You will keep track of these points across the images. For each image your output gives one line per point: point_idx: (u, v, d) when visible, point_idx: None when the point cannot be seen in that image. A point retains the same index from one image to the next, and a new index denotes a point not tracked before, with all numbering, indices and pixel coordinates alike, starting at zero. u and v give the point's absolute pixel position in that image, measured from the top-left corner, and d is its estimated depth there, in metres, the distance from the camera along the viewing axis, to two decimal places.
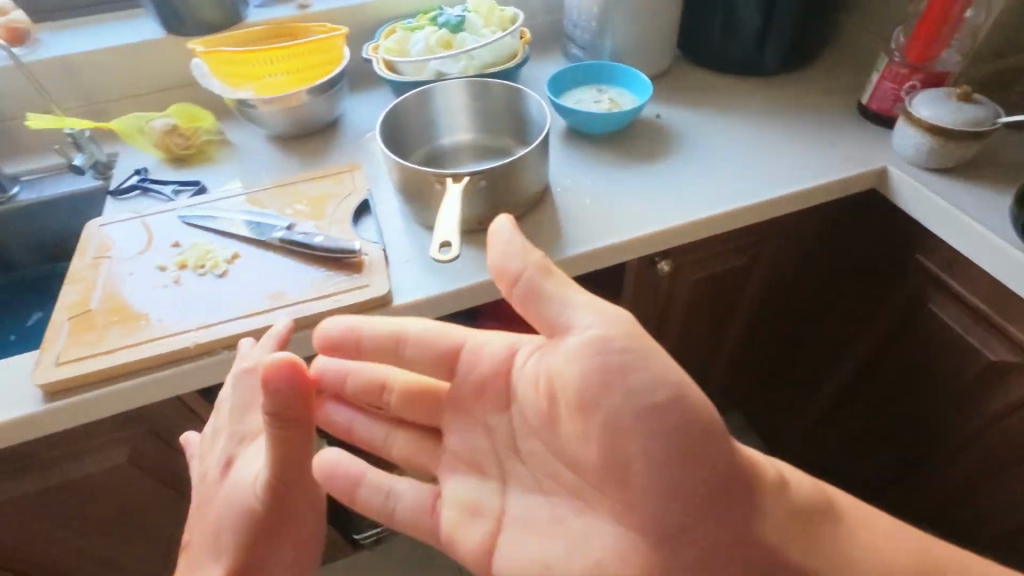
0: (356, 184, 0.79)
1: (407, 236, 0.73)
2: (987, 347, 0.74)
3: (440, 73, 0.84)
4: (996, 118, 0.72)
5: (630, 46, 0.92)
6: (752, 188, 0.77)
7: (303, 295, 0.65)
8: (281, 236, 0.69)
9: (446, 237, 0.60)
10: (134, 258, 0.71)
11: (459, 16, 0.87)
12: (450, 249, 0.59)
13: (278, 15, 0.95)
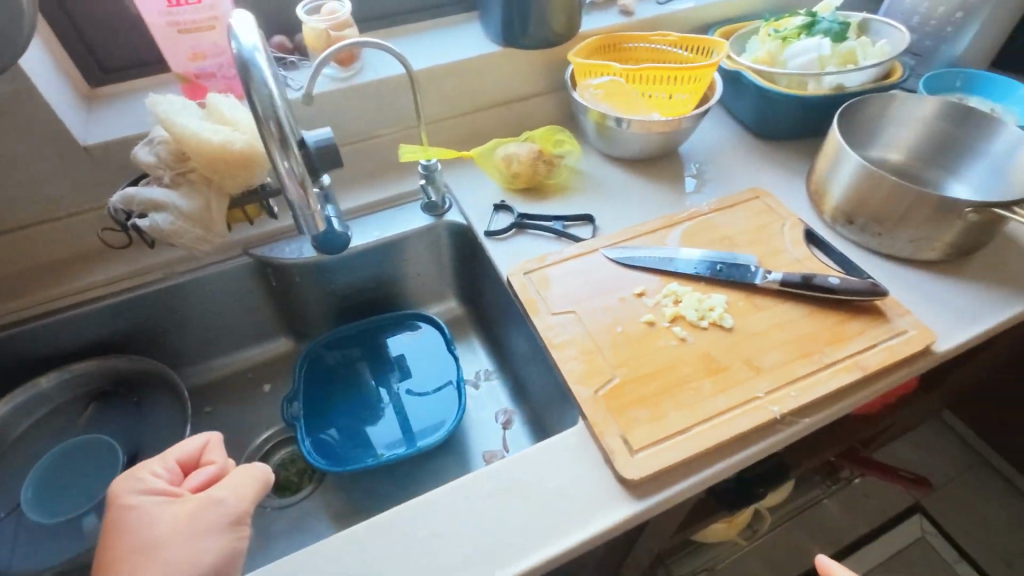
0: (782, 210, 0.72)
1: (880, 269, 0.67)
2: None
3: (839, 87, 0.77)
4: None
5: (976, 54, 0.88)
6: None
7: (849, 348, 0.57)
8: (781, 277, 0.61)
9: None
10: (600, 312, 0.61)
11: (839, 22, 0.79)
12: (161, 214, 0.56)
13: (602, 20, 0.85)
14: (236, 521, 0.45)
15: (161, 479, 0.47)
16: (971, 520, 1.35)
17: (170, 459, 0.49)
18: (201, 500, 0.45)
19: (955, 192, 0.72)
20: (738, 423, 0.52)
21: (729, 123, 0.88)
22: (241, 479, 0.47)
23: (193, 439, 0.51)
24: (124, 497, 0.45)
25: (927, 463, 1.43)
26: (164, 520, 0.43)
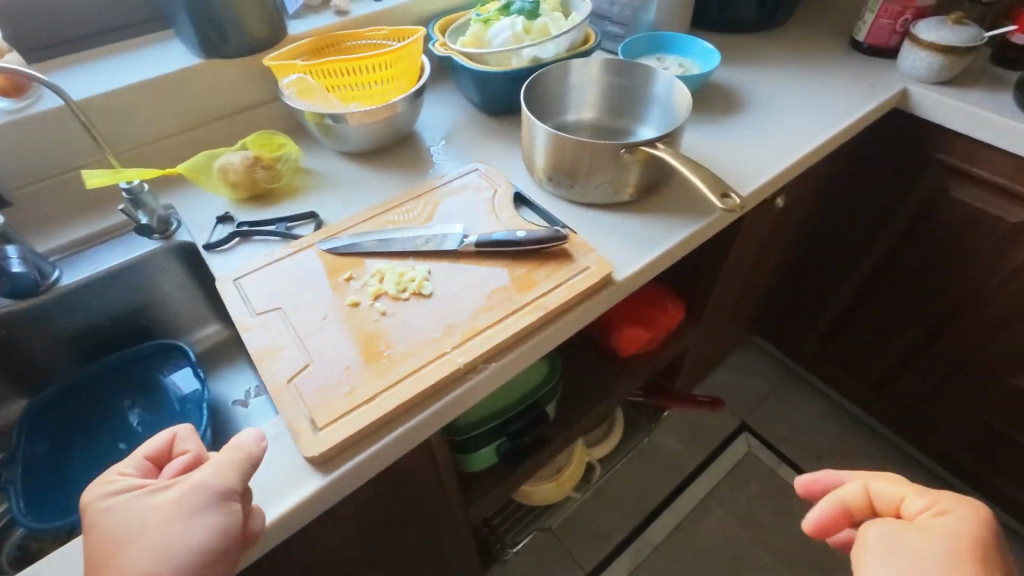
0: (495, 180, 0.77)
1: (578, 216, 0.73)
2: (1005, 214, 0.95)
3: (536, 59, 0.83)
4: (983, 35, 0.92)
5: (668, 17, 0.99)
6: (823, 122, 0.90)
7: (532, 292, 0.62)
8: (476, 238, 0.65)
9: (722, 190, 0.59)
10: (303, 303, 0.61)
11: (530, 0, 0.86)
12: None
13: (316, 22, 0.86)
14: (222, 497, 0.43)
15: (131, 477, 0.46)
16: (788, 427, 1.52)
17: (140, 454, 0.47)
18: (185, 484, 0.43)
19: (643, 135, 0.82)
20: (422, 382, 0.54)
21: (463, 107, 0.93)
22: (226, 459, 0.45)
23: (160, 434, 0.49)
24: (97, 502, 0.43)
25: (749, 385, 1.60)
26: (150, 509, 0.42)
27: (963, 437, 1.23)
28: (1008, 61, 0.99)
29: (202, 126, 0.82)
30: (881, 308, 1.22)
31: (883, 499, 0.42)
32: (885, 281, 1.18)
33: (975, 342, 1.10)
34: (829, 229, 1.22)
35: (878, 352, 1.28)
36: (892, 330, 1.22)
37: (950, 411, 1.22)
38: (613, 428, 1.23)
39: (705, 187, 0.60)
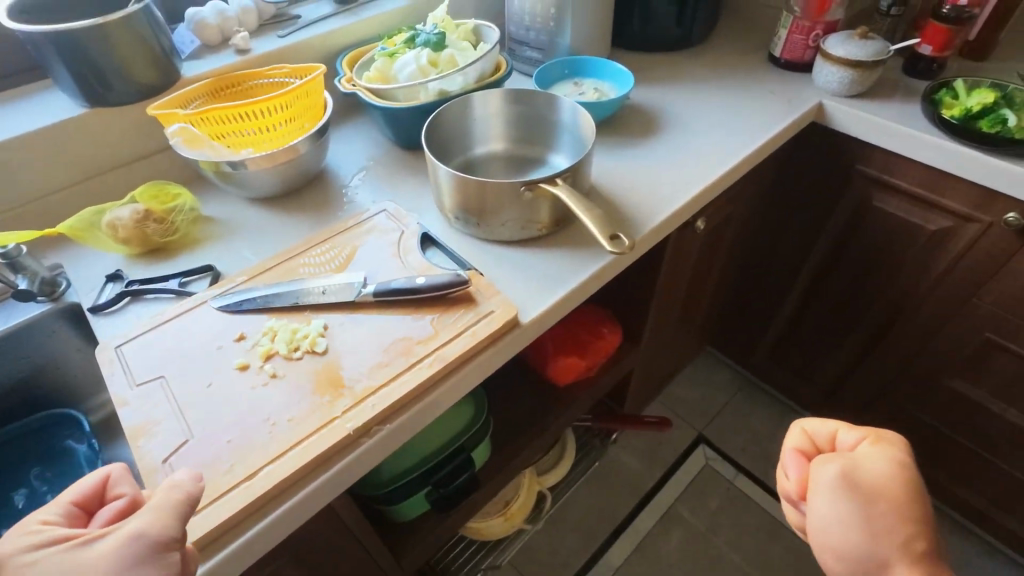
0: (402, 220, 0.74)
1: (487, 255, 0.71)
2: (924, 222, 0.96)
3: (443, 92, 0.81)
4: (889, 48, 0.93)
5: (584, 41, 0.99)
6: (741, 140, 0.90)
7: (433, 344, 0.59)
8: (374, 288, 0.63)
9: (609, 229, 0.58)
10: (188, 369, 0.58)
11: (436, 32, 0.84)
12: None
13: (215, 62, 0.83)
14: (162, 546, 0.41)
15: (57, 526, 0.44)
16: (745, 436, 1.52)
17: (69, 498, 0.46)
18: (120, 534, 0.41)
19: (557, 164, 0.80)
20: (303, 460, 0.51)
21: (379, 142, 0.91)
22: (160, 503, 0.43)
23: (93, 475, 0.47)
24: (15, 558, 0.41)
25: (704, 396, 1.60)
26: (76, 565, 0.40)
27: (910, 440, 1.24)
28: (918, 71, 1.00)
29: (95, 177, 0.78)
30: (820, 315, 1.22)
31: (845, 442, 0.53)
32: (820, 290, 1.19)
33: (912, 346, 1.10)
34: (764, 240, 1.23)
35: (823, 359, 1.29)
36: (834, 337, 1.23)
37: (897, 413, 1.22)
38: (564, 453, 1.20)
39: (592, 226, 0.58)
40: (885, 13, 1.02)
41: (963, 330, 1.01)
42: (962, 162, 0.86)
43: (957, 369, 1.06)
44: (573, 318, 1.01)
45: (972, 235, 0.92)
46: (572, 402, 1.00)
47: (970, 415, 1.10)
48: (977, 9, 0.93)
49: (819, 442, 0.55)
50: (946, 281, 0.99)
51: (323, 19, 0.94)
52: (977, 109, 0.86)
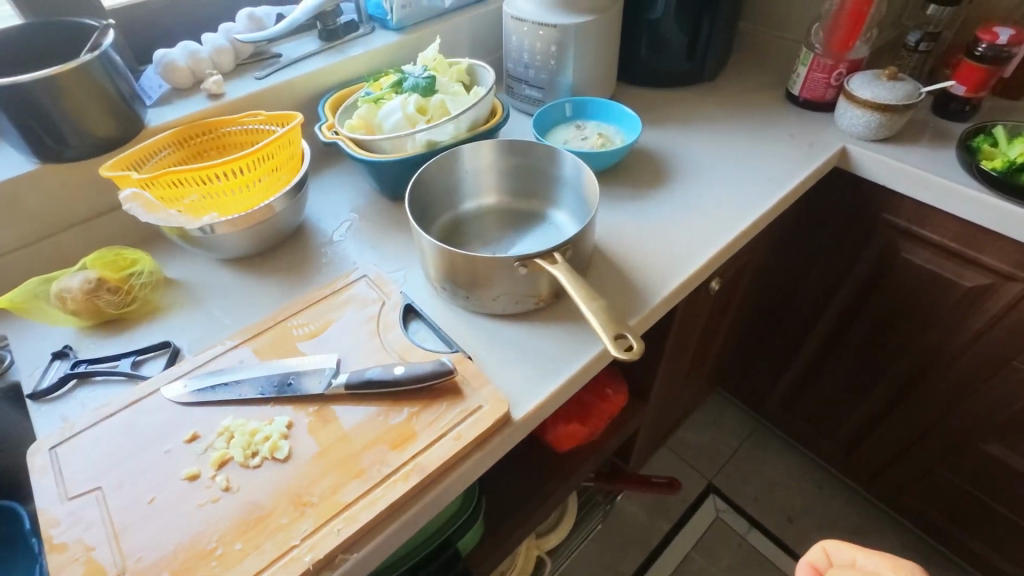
0: (383, 288, 0.67)
1: (476, 331, 0.63)
2: (959, 278, 0.88)
3: (432, 142, 0.74)
4: (920, 89, 0.86)
5: (587, 79, 0.92)
6: (759, 190, 0.83)
7: (411, 450, 0.51)
8: (345, 379, 0.55)
9: (615, 330, 0.49)
10: (129, 479, 0.50)
11: (426, 76, 0.77)
12: None
13: (185, 108, 0.76)
14: None
15: None
16: (757, 485, 1.43)
17: None
18: None
19: (562, 223, 0.71)
20: None
21: (365, 191, 0.84)
22: None
23: None
24: None
25: (714, 440, 1.50)
26: None
27: (939, 502, 1.14)
28: (949, 112, 0.93)
29: (50, 235, 0.71)
30: (841, 367, 1.13)
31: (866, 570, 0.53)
32: (841, 341, 1.10)
33: (944, 406, 1.01)
34: (779, 285, 1.14)
35: (843, 412, 1.20)
36: (856, 390, 1.14)
37: (926, 474, 1.12)
38: (565, 514, 1.11)
39: (596, 326, 0.50)
40: (913, 49, 0.95)
41: (1000, 393, 0.93)
42: (1004, 219, 0.78)
43: (993, 433, 0.97)
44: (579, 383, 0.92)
45: (1013, 295, 0.83)
46: (574, 470, 0.91)
47: (1008, 483, 1.00)
48: (1016, 48, 0.86)
49: (837, 563, 0.55)
50: (983, 341, 0.90)
51: (306, 57, 0.87)
52: (1021, 162, 0.77)
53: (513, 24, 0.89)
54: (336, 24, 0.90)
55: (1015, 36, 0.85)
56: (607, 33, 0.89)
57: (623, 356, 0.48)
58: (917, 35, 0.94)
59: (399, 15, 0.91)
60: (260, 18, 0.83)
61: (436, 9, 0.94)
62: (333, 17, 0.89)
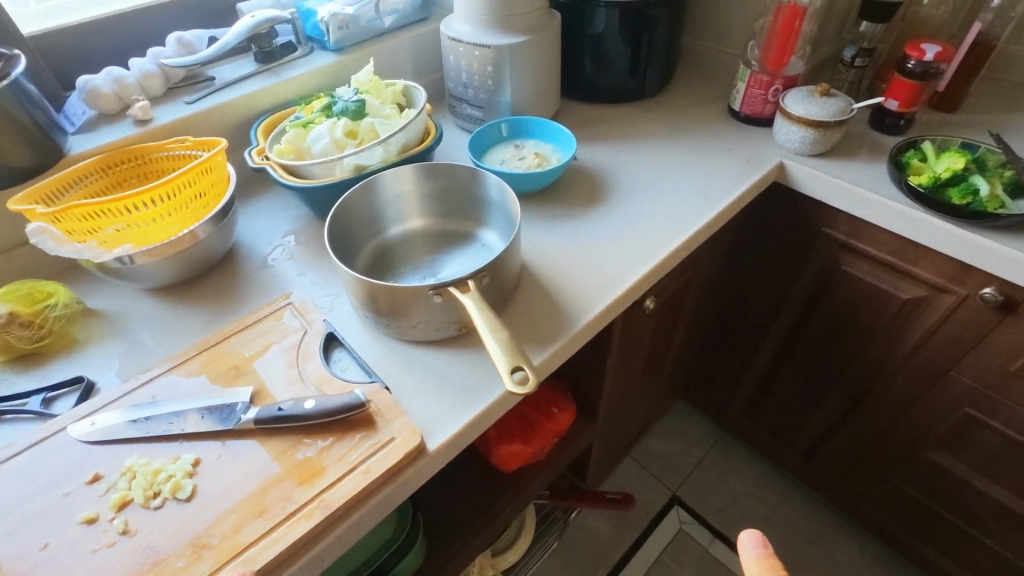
0: (306, 316, 0.66)
1: (397, 359, 0.63)
2: (897, 290, 0.89)
3: (360, 166, 0.74)
4: (852, 105, 0.87)
5: (527, 98, 0.92)
6: (694, 207, 0.83)
7: (318, 486, 0.51)
8: (255, 414, 0.54)
9: (513, 361, 0.51)
10: (25, 523, 0.49)
11: (356, 99, 0.77)
12: None
13: (110, 135, 0.75)
14: None
15: None
16: (721, 494, 1.42)
17: None
18: None
19: (492, 243, 0.71)
20: None
21: (300, 214, 0.83)
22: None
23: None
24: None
25: (678, 451, 1.50)
26: None
27: (895, 511, 1.14)
28: (885, 126, 0.94)
29: None
30: (793, 376, 1.14)
31: None
32: (792, 351, 1.11)
33: (892, 414, 1.02)
34: (731, 297, 1.15)
35: (799, 421, 1.20)
36: (809, 400, 1.14)
37: (880, 481, 1.12)
38: (524, 528, 1.11)
39: (496, 355, 0.52)
40: (850, 64, 0.97)
41: (942, 402, 0.93)
42: (933, 234, 0.79)
43: (939, 442, 0.98)
44: (522, 399, 0.92)
45: (946, 307, 0.84)
46: (520, 490, 0.90)
47: (957, 489, 1.00)
48: (945, 64, 0.87)
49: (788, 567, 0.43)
50: (923, 351, 0.91)
51: (240, 80, 0.86)
52: (945, 177, 0.79)
53: (451, 44, 0.89)
54: (272, 46, 0.89)
55: (942, 52, 0.87)
56: (544, 53, 0.90)
57: (517, 387, 0.50)
58: (853, 50, 0.95)
59: (336, 37, 0.90)
60: (190, 41, 0.83)
61: (376, 29, 0.94)
62: (269, 39, 0.89)
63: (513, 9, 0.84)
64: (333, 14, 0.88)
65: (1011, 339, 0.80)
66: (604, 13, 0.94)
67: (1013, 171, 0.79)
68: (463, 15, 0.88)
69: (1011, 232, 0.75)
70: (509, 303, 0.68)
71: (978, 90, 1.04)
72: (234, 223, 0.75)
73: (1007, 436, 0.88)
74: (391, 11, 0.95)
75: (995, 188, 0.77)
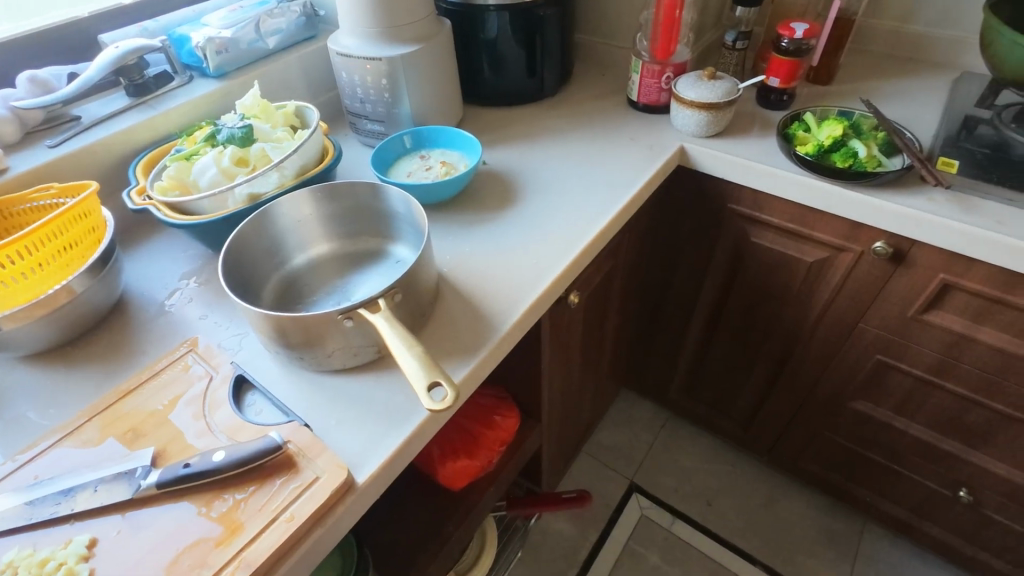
0: (210, 361, 0.61)
1: (316, 393, 0.59)
2: (802, 254, 0.94)
3: (254, 195, 0.69)
4: (737, 85, 0.92)
5: (428, 108, 0.91)
6: (605, 199, 0.84)
7: (236, 544, 0.46)
8: (157, 478, 0.49)
9: (431, 377, 0.49)
10: None
11: (242, 125, 0.73)
12: None
13: None
14: None
15: None
16: (675, 474, 1.45)
17: None
18: None
19: (404, 257, 0.69)
20: None
21: (197, 252, 0.77)
22: None
23: None
24: None
25: (630, 438, 1.52)
26: None
27: (831, 462, 1.20)
28: (771, 102, 1.00)
29: None
30: (725, 349, 1.18)
31: None
32: (720, 325, 1.15)
33: (816, 371, 1.07)
34: (656, 281, 1.18)
35: (735, 392, 1.25)
36: (742, 370, 1.19)
37: (816, 436, 1.18)
38: (485, 539, 1.08)
39: (414, 371, 0.50)
40: (732, 48, 1.02)
41: (856, 353, 0.99)
42: (827, 198, 0.83)
43: (859, 392, 1.04)
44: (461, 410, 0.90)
45: (846, 264, 0.90)
46: (473, 507, 0.88)
47: (882, 432, 1.07)
48: (813, 40, 0.94)
49: None
50: (833, 307, 0.96)
51: (110, 116, 0.79)
52: (828, 144, 0.84)
53: (341, 59, 0.86)
54: (143, 77, 0.83)
55: (809, 29, 0.93)
56: (440, 60, 0.89)
57: (435, 403, 0.48)
58: (734, 34, 1.01)
59: (216, 62, 0.85)
60: (45, 79, 0.76)
61: (260, 50, 0.90)
62: (139, 70, 0.82)
63: (400, 19, 0.83)
64: (208, 38, 0.83)
65: (906, 286, 0.86)
66: (496, 16, 0.94)
67: (884, 132, 0.86)
68: (349, 29, 0.85)
69: (890, 188, 0.81)
70: (427, 319, 0.66)
71: (847, 62, 1.12)
72: (119, 271, 0.69)
73: (915, 375, 0.95)
74: (274, 30, 0.91)
75: (871, 149, 0.84)
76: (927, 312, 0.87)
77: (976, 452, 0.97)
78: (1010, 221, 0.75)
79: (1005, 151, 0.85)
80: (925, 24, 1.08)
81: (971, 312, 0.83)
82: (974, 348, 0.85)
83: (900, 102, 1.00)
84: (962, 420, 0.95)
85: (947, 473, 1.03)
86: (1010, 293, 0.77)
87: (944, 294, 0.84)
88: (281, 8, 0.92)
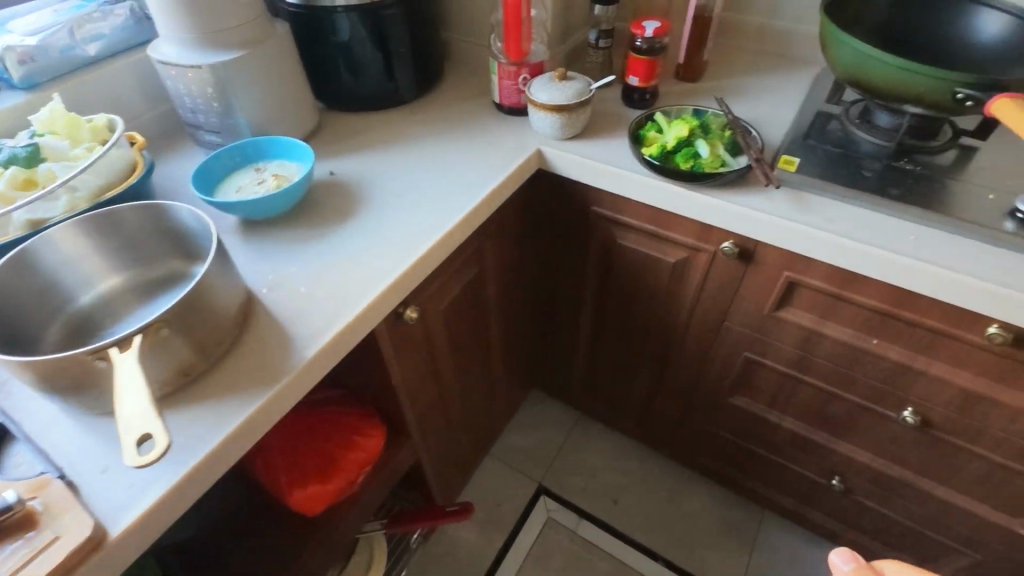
0: None
1: (88, 438, 0.54)
2: (664, 254, 0.93)
3: (36, 221, 0.63)
4: (589, 86, 0.90)
5: (268, 116, 0.86)
6: (449, 208, 0.81)
7: None
8: None
9: (143, 430, 0.47)
10: None
11: (28, 144, 0.68)
12: None
13: None
14: None
15: None
16: (584, 474, 1.45)
17: None
18: None
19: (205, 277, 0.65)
20: None
21: None
22: None
23: None
24: None
25: (540, 439, 1.51)
26: None
27: (722, 455, 1.22)
28: (634, 102, 0.98)
29: None
30: (613, 349, 1.18)
31: None
32: (604, 326, 1.14)
33: (695, 369, 1.08)
34: (541, 284, 1.16)
35: (629, 391, 1.25)
36: (631, 369, 1.19)
37: (706, 431, 1.19)
38: (375, 554, 1.04)
39: (122, 423, 0.48)
40: (596, 46, 1.00)
41: (726, 350, 1.00)
42: (673, 200, 0.82)
43: (735, 388, 1.05)
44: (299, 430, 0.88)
45: (704, 264, 0.90)
46: (331, 532, 0.84)
47: (761, 426, 1.08)
48: (666, 37, 0.93)
49: None
50: (699, 307, 0.96)
51: None
52: (672, 145, 0.83)
53: (161, 67, 0.80)
54: None
55: (660, 27, 0.92)
56: (275, 65, 0.84)
57: (136, 459, 0.46)
58: (595, 33, 0.99)
59: (20, 73, 0.78)
60: None
61: (78, 58, 0.83)
62: None
63: (219, 22, 0.78)
64: (7, 47, 0.77)
65: (758, 284, 0.86)
66: (344, 17, 0.89)
67: (731, 131, 0.85)
68: (166, 35, 0.79)
69: (732, 188, 0.81)
70: (228, 348, 0.62)
71: (718, 58, 1.12)
72: None
73: (779, 370, 0.96)
74: (94, 36, 0.84)
75: (716, 149, 0.83)
76: (780, 309, 0.87)
77: (842, 442, 0.99)
78: (840, 218, 0.75)
79: (848, 147, 0.85)
80: (788, 19, 1.09)
81: (818, 308, 0.83)
82: (825, 343, 0.86)
83: (760, 98, 1.00)
84: (826, 412, 0.97)
85: (820, 462, 1.05)
86: (847, 289, 0.78)
87: (792, 292, 0.84)
88: (101, 12, 0.85)
